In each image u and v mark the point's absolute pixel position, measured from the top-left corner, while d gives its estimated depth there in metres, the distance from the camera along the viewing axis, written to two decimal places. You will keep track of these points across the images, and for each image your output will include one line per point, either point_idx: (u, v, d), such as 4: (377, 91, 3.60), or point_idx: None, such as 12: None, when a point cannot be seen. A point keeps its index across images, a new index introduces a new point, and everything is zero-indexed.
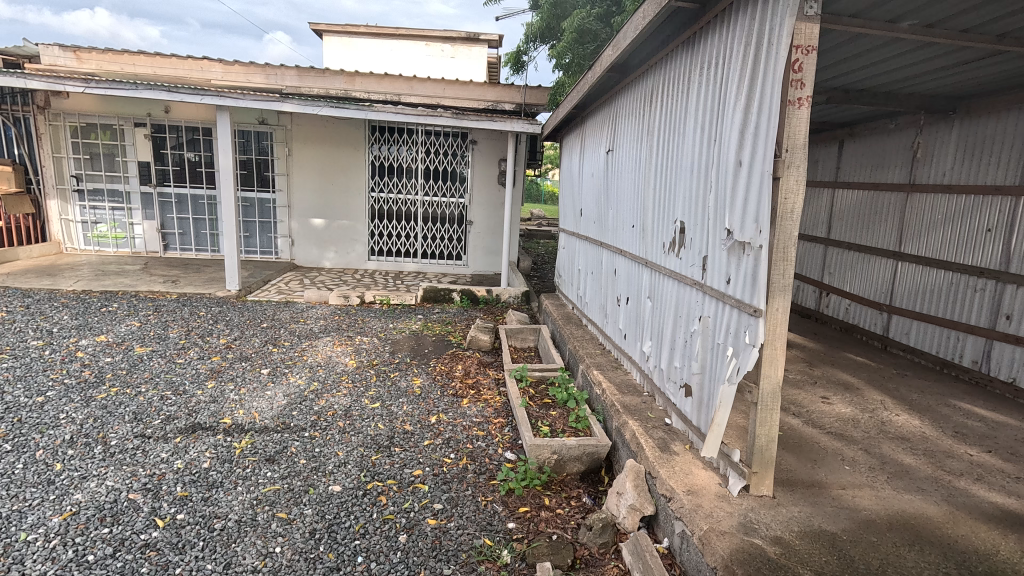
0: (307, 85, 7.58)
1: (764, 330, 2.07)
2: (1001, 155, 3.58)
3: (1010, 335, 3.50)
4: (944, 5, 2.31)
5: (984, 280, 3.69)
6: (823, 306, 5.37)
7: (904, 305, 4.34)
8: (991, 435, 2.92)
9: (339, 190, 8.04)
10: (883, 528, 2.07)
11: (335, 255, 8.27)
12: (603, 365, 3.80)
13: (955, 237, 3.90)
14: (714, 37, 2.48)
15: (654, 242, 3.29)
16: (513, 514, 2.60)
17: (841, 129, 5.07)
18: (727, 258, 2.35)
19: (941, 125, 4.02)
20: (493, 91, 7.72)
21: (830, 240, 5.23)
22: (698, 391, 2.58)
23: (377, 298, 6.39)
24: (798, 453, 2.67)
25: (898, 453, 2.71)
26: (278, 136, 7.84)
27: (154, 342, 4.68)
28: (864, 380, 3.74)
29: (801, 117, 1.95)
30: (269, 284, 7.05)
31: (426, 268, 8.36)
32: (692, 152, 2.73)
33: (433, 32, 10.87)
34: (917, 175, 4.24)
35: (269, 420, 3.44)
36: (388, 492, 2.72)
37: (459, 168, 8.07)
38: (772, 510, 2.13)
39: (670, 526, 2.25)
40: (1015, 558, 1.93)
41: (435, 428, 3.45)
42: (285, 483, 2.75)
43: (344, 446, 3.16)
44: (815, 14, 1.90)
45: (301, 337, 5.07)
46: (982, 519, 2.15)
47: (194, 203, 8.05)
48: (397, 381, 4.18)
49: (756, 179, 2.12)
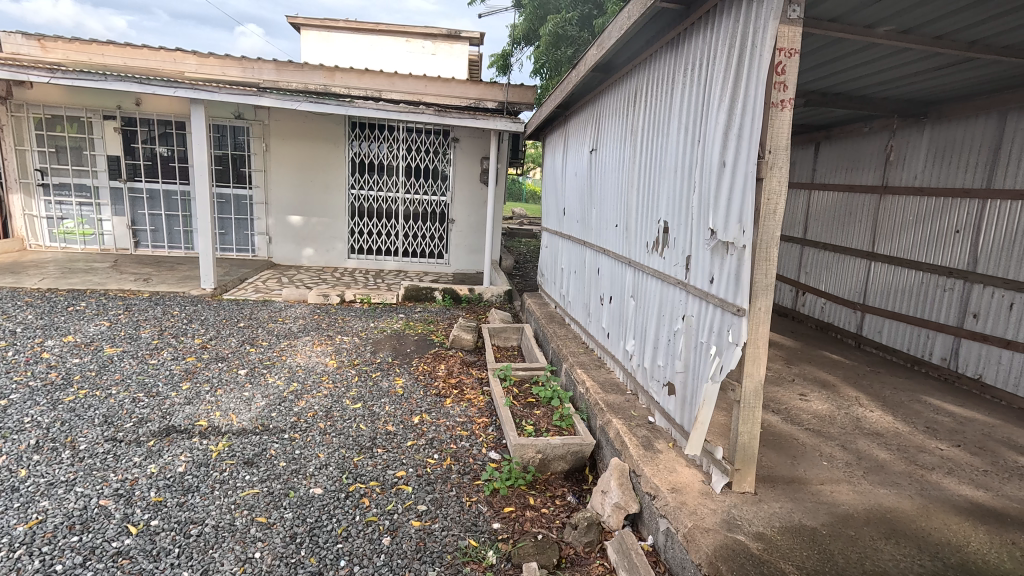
0: (285, 80, 7.42)
1: (747, 329, 2.09)
2: (970, 158, 3.70)
3: (977, 332, 3.63)
4: (924, 9, 2.35)
5: (952, 280, 3.81)
6: (800, 305, 5.50)
7: (877, 304, 4.47)
8: (959, 430, 3.02)
9: (319, 188, 7.91)
10: (860, 521, 2.12)
11: (314, 252, 8.13)
12: (586, 363, 3.82)
13: (926, 237, 4.02)
14: (699, 38, 2.50)
15: (637, 241, 3.31)
16: (498, 515, 2.58)
17: (818, 131, 5.20)
18: (710, 258, 2.38)
19: (913, 128, 4.14)
20: (475, 89, 7.65)
21: (807, 240, 5.35)
22: (682, 390, 2.60)
23: (358, 298, 6.31)
24: (778, 450, 2.72)
25: (874, 449, 2.78)
26: (255, 131, 7.68)
27: (125, 343, 4.53)
28: (840, 377, 3.83)
29: (783, 119, 1.97)
30: (246, 283, 6.87)
31: (407, 266, 8.28)
32: (675, 153, 2.77)
33: (414, 29, 10.77)
34: (890, 178, 4.36)
35: (248, 422, 3.36)
36: (371, 494, 2.69)
37: (442, 165, 8.00)
38: (754, 506, 2.16)
39: (655, 524, 2.27)
40: (985, 549, 1.99)
41: (418, 428, 3.42)
42: (264, 486, 2.69)
43: (325, 447, 3.11)
44: (798, 17, 1.93)
45: (280, 337, 4.97)
46: (954, 512, 2.22)
47: (167, 200, 7.82)
48: (379, 381, 4.13)
49: (740, 180, 2.14)
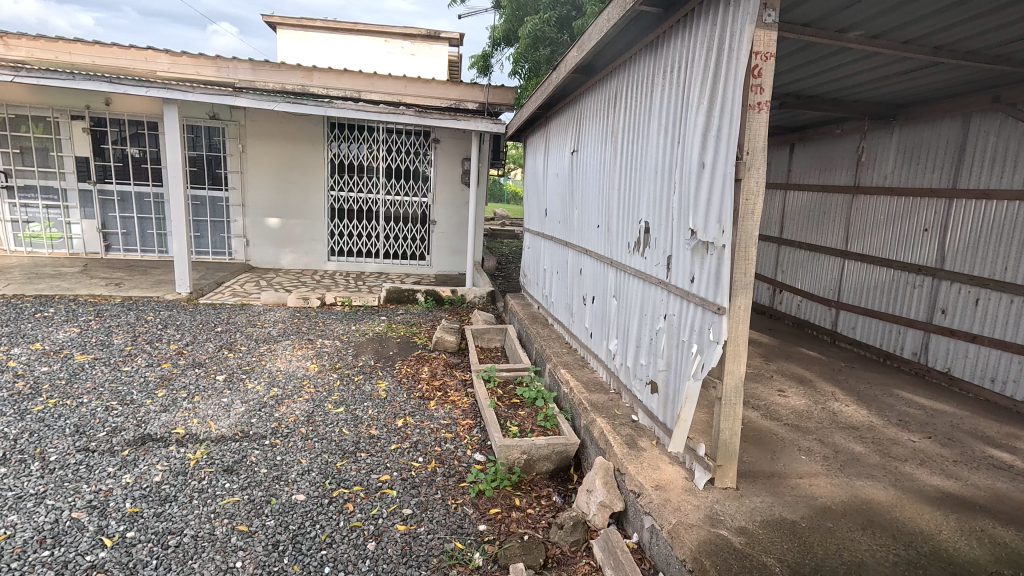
0: (261, 79, 7.28)
1: (727, 327, 2.13)
2: (937, 159, 3.83)
3: (945, 327, 3.75)
4: (893, 15, 2.43)
5: (921, 277, 3.94)
6: (777, 303, 5.61)
7: (851, 301, 4.58)
8: (930, 423, 3.12)
9: (298, 189, 7.79)
10: (838, 513, 2.18)
11: (293, 255, 8.01)
12: (570, 363, 3.84)
13: (897, 236, 4.14)
14: (677, 41, 2.54)
15: (619, 241, 3.35)
16: (484, 517, 2.58)
17: (792, 133, 5.33)
18: (691, 258, 2.41)
19: (883, 131, 4.27)
20: (456, 90, 7.62)
21: (783, 240, 5.48)
22: (664, 388, 2.63)
23: (339, 300, 6.25)
24: (758, 445, 2.77)
25: (849, 442, 2.85)
26: (231, 132, 7.54)
27: (97, 349, 4.40)
28: (816, 373, 3.93)
29: (761, 121, 2.02)
30: (222, 286, 6.74)
31: (389, 268, 8.21)
32: (656, 155, 2.80)
33: (393, 29, 10.69)
34: (862, 178, 4.49)
35: (227, 428, 3.29)
36: (355, 499, 2.66)
37: (423, 167, 7.95)
38: (736, 501, 2.20)
39: (640, 522, 2.29)
40: (955, 537, 2.06)
41: (402, 431, 3.39)
42: (245, 494, 2.64)
43: (307, 453, 3.06)
44: (773, 21, 1.97)
45: (259, 341, 4.89)
46: (926, 501, 2.30)
47: (139, 202, 7.61)
48: (362, 385, 4.08)
49: (719, 181, 2.18)
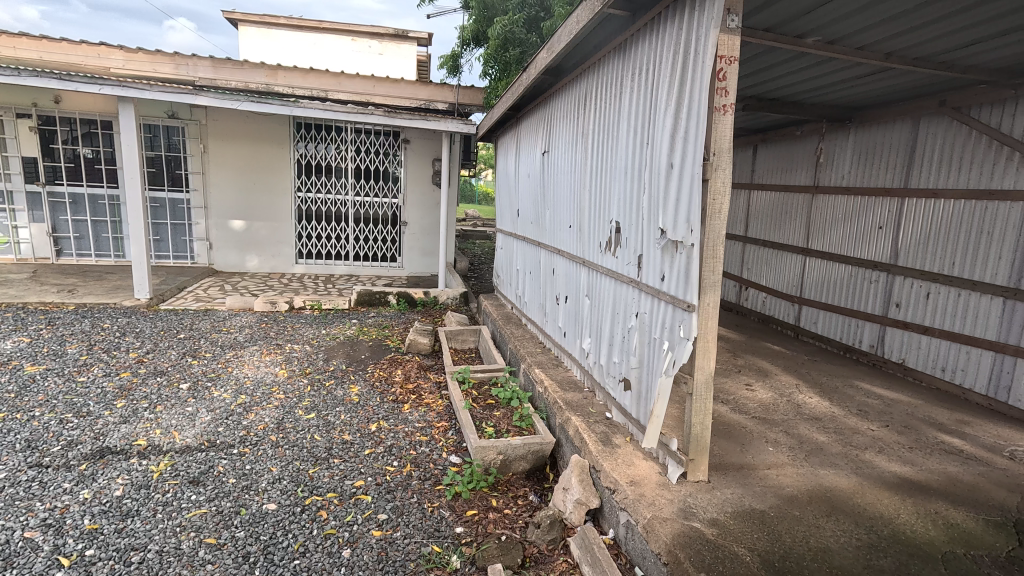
0: (223, 78, 7.06)
1: (697, 324, 2.18)
2: (890, 160, 4.01)
3: (900, 321, 3.93)
4: (847, 22, 2.54)
5: (877, 273, 4.12)
6: (743, 299, 5.77)
7: (812, 297, 4.76)
8: (887, 412, 3.27)
9: (263, 191, 7.59)
10: (804, 501, 2.26)
11: (259, 258, 7.80)
12: (544, 363, 3.86)
13: (854, 234, 4.32)
14: (645, 44, 2.58)
15: (590, 241, 3.39)
16: (461, 519, 2.57)
17: (754, 135, 5.50)
18: (661, 257, 2.46)
19: (839, 133, 4.44)
20: (425, 91, 7.55)
21: (748, 238, 5.65)
22: (637, 385, 2.68)
23: (308, 304, 6.12)
24: (728, 438, 2.85)
25: (813, 432, 2.96)
26: (192, 132, 7.29)
27: (49, 360, 4.18)
28: (782, 366, 4.06)
29: (725, 123, 2.07)
30: (185, 291, 6.50)
31: (359, 270, 8.09)
32: (625, 156, 2.84)
33: (360, 28, 10.54)
34: (821, 178, 4.66)
35: (192, 438, 3.18)
36: (329, 506, 2.60)
37: (392, 167, 7.85)
38: (708, 494, 2.26)
39: (615, 517, 2.33)
40: (912, 520, 2.16)
41: (376, 436, 3.35)
42: (212, 506, 2.55)
43: (278, 461, 2.99)
44: (736, 26, 2.03)
45: (224, 348, 4.74)
46: (885, 487, 2.40)
47: (93, 204, 7.28)
48: (333, 389, 4.01)
49: (687, 181, 2.23)
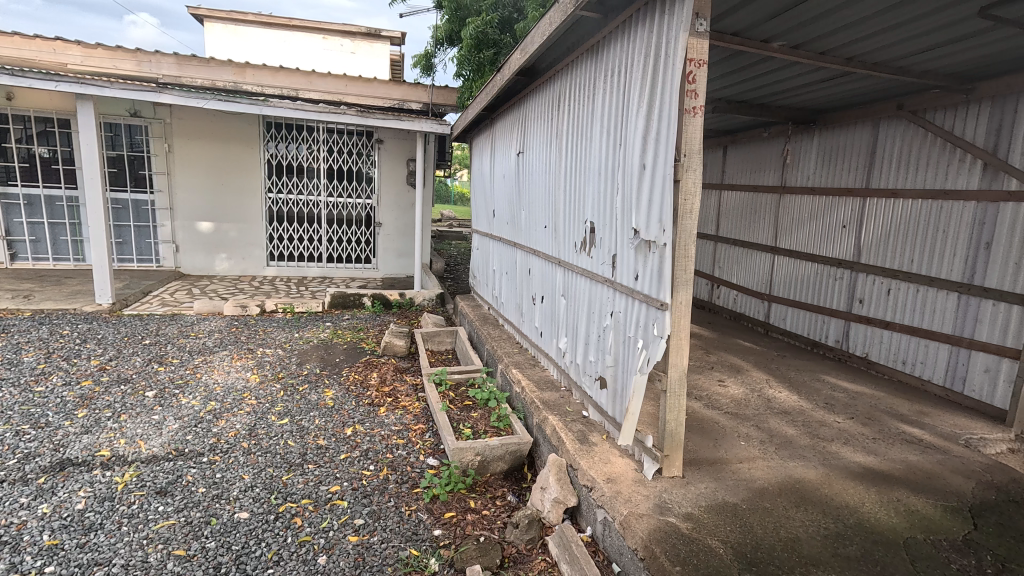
0: (188, 75, 6.86)
1: (670, 322, 2.22)
2: (852, 161, 4.15)
3: (863, 316, 4.07)
4: (810, 28, 2.63)
5: (841, 270, 4.26)
6: (715, 297, 5.90)
7: (781, 294, 4.89)
8: (852, 404, 3.38)
9: (232, 191, 7.41)
10: (775, 493, 2.32)
11: (228, 260, 7.60)
12: (521, 363, 3.87)
13: (819, 233, 4.47)
14: (617, 46, 2.62)
15: (565, 241, 3.41)
16: (439, 521, 2.56)
17: (724, 136, 5.63)
18: (634, 256, 2.49)
19: (805, 135, 4.58)
20: (399, 91, 7.48)
21: (719, 237, 5.77)
22: (613, 382, 2.71)
23: (280, 307, 5.99)
24: (701, 433, 2.90)
25: (783, 426, 3.04)
26: (155, 130, 7.06)
27: (4, 369, 3.99)
28: (753, 362, 4.16)
29: (695, 125, 2.12)
30: (150, 296, 6.29)
31: (333, 272, 7.96)
32: (599, 156, 2.88)
33: (331, 26, 10.37)
34: (788, 179, 4.80)
35: (159, 447, 3.07)
36: (303, 513, 2.56)
37: (366, 167, 7.75)
38: (683, 489, 2.30)
39: (592, 515, 2.35)
40: (876, 508, 2.25)
41: (352, 440, 3.30)
42: (181, 516, 2.48)
43: (250, 468, 2.92)
44: (705, 30, 2.07)
45: (193, 353, 4.60)
46: (850, 477, 2.49)
47: (50, 206, 6.98)
48: (307, 394, 3.94)
49: (659, 181, 2.26)
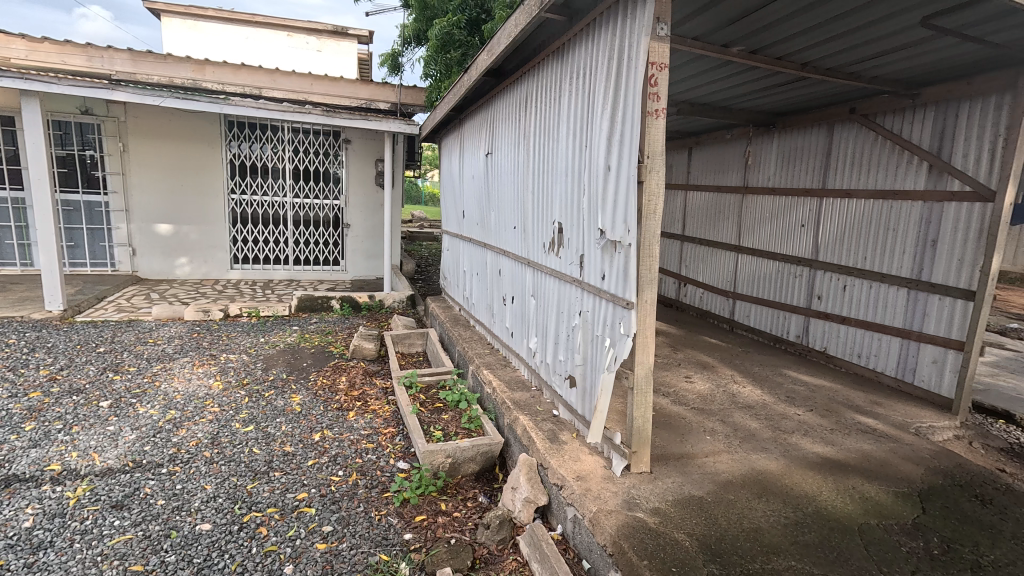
0: (143, 72, 6.61)
1: (636, 321, 2.26)
2: (809, 163, 4.31)
3: (822, 312, 4.23)
4: (766, 34, 2.73)
5: (801, 268, 4.42)
6: (682, 295, 6.02)
7: (745, 291, 5.03)
8: (811, 397, 3.51)
9: (192, 192, 7.17)
10: (738, 485, 2.39)
11: (189, 264, 7.35)
12: (492, 364, 3.87)
13: (779, 232, 4.62)
14: (581, 48, 2.64)
15: (534, 242, 3.43)
16: (410, 525, 2.53)
17: (689, 138, 5.76)
18: (601, 256, 2.53)
19: (765, 137, 4.73)
20: (367, 90, 7.38)
21: (685, 236, 5.90)
22: (582, 381, 2.73)
23: (244, 311, 5.83)
24: (668, 429, 2.97)
25: (746, 419, 3.14)
26: (109, 129, 6.77)
27: None
28: (718, 358, 4.27)
29: (658, 127, 2.16)
30: (104, 301, 6.03)
31: (300, 275, 7.79)
32: (565, 157, 2.90)
33: (296, 23, 10.16)
34: (750, 180, 4.94)
35: (114, 459, 2.95)
36: (269, 522, 2.49)
37: (333, 168, 7.60)
38: (650, 484, 2.34)
39: (562, 513, 2.37)
40: (834, 496, 2.34)
41: (320, 445, 3.24)
42: (139, 531, 2.38)
43: (213, 478, 2.83)
44: (665, 34, 2.11)
45: (151, 360, 4.43)
46: (810, 467, 2.58)
47: None
48: (273, 400, 3.84)
49: (623, 182, 2.30)
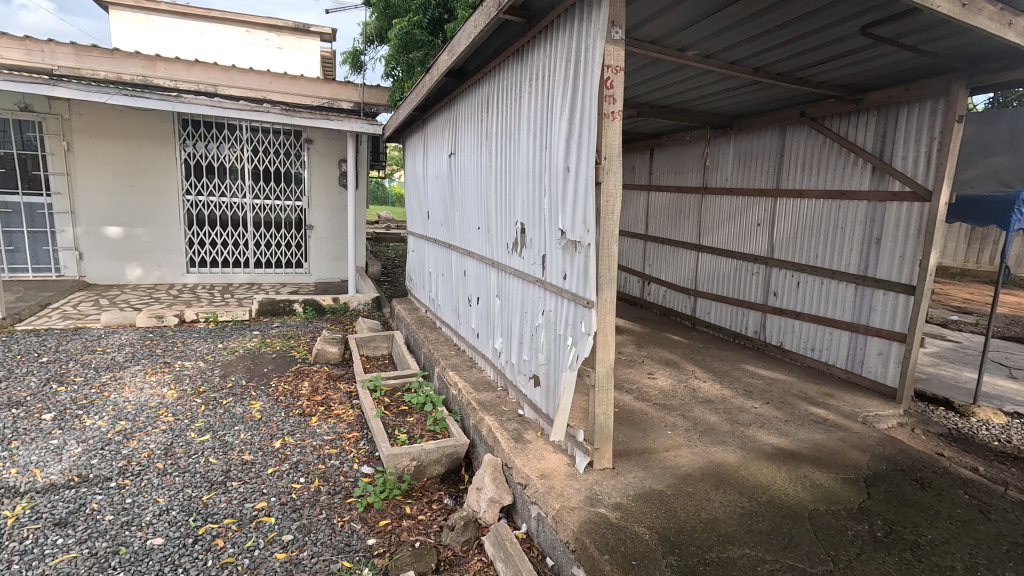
0: (89, 67, 6.30)
1: (596, 319, 2.29)
2: (764, 164, 4.46)
3: (778, 308, 4.38)
4: (719, 39, 2.82)
5: (757, 265, 4.57)
6: (646, 294, 6.13)
7: (706, 289, 5.17)
8: (767, 390, 3.64)
9: (144, 193, 6.88)
10: (697, 477, 2.46)
11: (141, 268, 7.04)
12: (459, 365, 3.86)
13: (737, 230, 4.77)
14: (540, 51, 2.67)
15: (498, 242, 3.44)
16: (373, 530, 2.50)
17: (650, 139, 5.88)
18: (562, 256, 2.55)
19: (722, 139, 4.87)
20: (328, 89, 7.24)
21: (648, 236, 6.01)
22: (546, 380, 2.75)
23: (202, 316, 5.64)
24: (631, 425, 3.02)
25: (706, 413, 3.22)
26: (51, 127, 6.43)
27: None
28: (680, 355, 4.37)
29: (614, 128, 2.20)
30: (48, 308, 5.71)
31: (261, 278, 7.57)
32: (527, 158, 2.92)
33: (254, 19, 9.88)
34: (708, 180, 5.08)
35: (57, 475, 2.80)
36: (226, 534, 2.42)
37: (294, 168, 7.42)
38: (613, 480, 2.38)
39: (527, 511, 2.38)
40: (787, 485, 2.43)
41: (281, 453, 3.16)
42: (84, 548, 2.27)
43: (166, 490, 2.72)
44: (620, 38, 2.15)
45: (100, 369, 4.23)
46: (765, 458, 2.68)
47: None
48: (232, 407, 3.72)
49: (582, 183, 2.33)
